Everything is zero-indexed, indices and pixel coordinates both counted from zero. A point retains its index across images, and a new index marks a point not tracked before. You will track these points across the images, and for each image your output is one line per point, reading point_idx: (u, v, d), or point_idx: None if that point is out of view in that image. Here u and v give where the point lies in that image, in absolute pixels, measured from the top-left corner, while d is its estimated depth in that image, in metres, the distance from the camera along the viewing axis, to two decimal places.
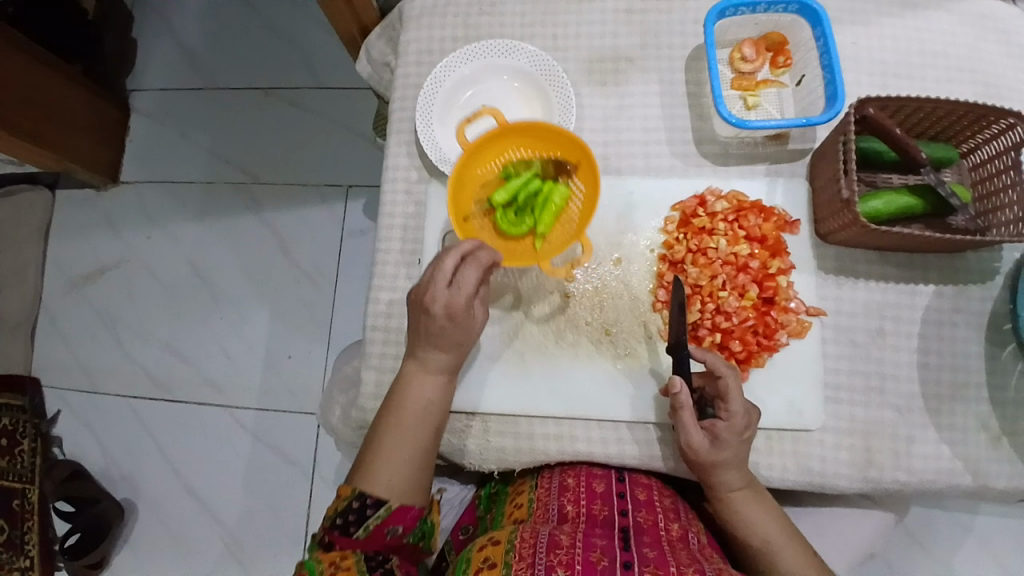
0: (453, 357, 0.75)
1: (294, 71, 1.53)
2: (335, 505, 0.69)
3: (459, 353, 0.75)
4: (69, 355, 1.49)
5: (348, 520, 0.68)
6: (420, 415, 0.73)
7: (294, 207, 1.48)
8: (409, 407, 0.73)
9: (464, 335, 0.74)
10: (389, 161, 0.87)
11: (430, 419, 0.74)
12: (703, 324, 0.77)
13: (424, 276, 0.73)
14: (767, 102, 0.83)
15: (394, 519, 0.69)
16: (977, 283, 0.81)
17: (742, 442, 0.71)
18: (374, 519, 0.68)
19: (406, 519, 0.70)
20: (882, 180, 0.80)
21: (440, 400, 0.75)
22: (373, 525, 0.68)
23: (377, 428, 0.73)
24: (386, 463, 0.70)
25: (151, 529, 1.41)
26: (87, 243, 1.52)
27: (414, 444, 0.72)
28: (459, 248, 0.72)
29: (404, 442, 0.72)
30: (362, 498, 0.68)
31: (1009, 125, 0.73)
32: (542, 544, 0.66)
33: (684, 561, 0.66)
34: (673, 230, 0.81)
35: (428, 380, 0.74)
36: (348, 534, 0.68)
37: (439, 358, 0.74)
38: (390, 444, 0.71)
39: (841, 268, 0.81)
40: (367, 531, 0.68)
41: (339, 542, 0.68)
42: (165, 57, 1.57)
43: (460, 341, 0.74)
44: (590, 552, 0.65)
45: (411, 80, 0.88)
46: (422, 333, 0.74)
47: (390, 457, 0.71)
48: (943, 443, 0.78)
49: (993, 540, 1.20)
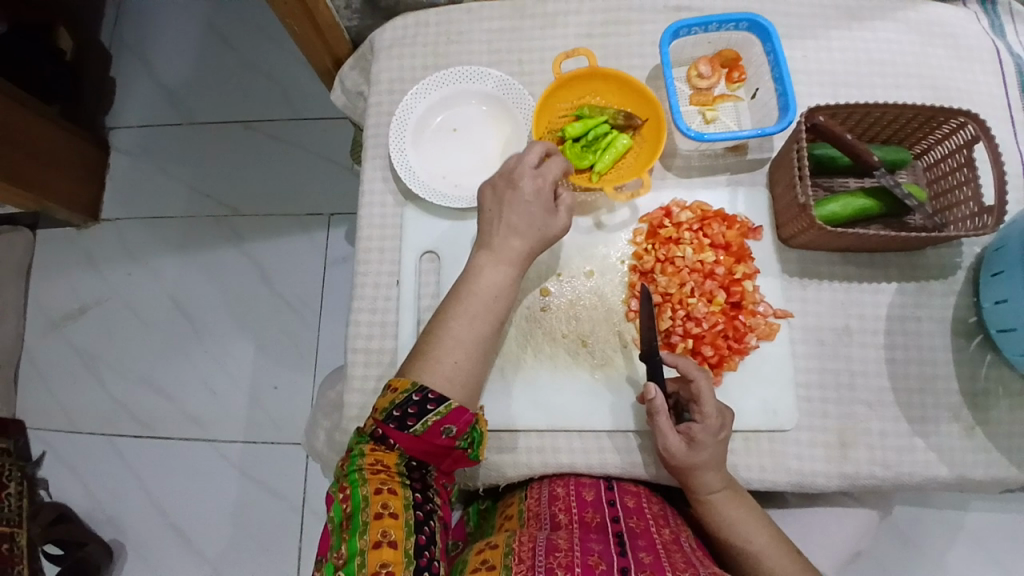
0: (521, 246, 0.75)
1: (273, 104, 1.56)
2: (391, 398, 0.67)
3: (527, 247, 0.75)
4: (53, 394, 1.48)
5: (406, 413, 0.66)
6: (490, 305, 0.73)
7: (277, 237, 1.50)
8: (479, 293, 0.73)
9: (533, 233, 0.75)
10: (364, 186, 0.89)
11: (497, 313, 0.73)
12: (675, 330, 0.79)
13: (510, 166, 0.77)
14: (725, 115, 0.87)
15: (451, 419, 0.67)
16: (937, 279, 0.84)
17: (718, 441, 0.73)
18: (433, 415, 0.67)
19: (461, 421, 0.67)
20: (839, 184, 0.84)
21: (508, 296, 0.74)
22: (431, 421, 0.67)
23: (446, 309, 0.73)
24: (452, 346, 0.70)
25: (139, 568, 1.38)
26: (70, 282, 1.52)
27: (478, 339, 0.71)
28: (546, 144, 0.78)
29: (471, 328, 0.71)
30: (423, 392, 0.66)
31: (960, 124, 0.77)
32: (541, 547, 0.67)
33: (680, 565, 0.68)
34: (641, 242, 0.84)
35: (499, 270, 0.74)
36: (404, 429, 0.66)
37: (512, 248, 0.75)
38: (458, 327, 0.71)
39: (805, 271, 0.84)
40: (425, 426, 0.67)
41: (391, 434, 0.66)
42: (144, 96, 1.59)
43: (529, 234, 0.75)
44: (588, 556, 0.66)
45: (384, 107, 0.91)
46: (497, 218, 0.75)
47: (456, 338, 0.71)
48: (916, 435, 0.80)
49: (982, 533, 1.21)
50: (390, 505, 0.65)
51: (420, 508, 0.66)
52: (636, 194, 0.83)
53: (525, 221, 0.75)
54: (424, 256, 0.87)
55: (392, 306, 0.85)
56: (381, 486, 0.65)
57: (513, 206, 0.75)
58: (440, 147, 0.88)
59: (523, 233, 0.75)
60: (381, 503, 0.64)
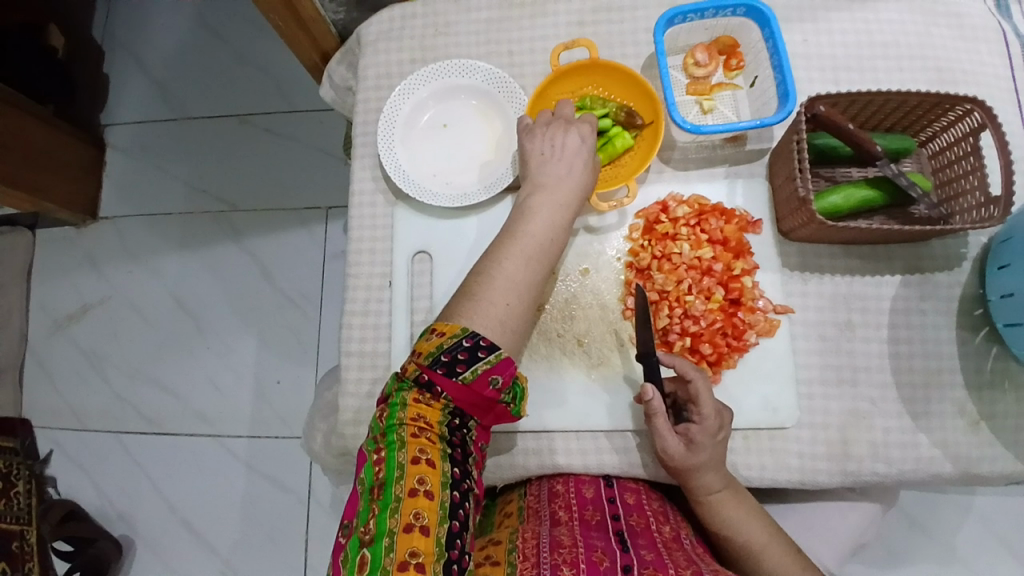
0: (575, 187, 0.75)
1: (265, 98, 1.54)
2: (438, 343, 0.62)
3: (578, 188, 0.75)
4: (57, 394, 1.48)
5: (455, 359, 0.61)
6: (542, 246, 0.71)
7: (274, 233, 1.48)
8: (532, 235, 0.71)
9: (583, 175, 0.76)
10: (354, 185, 0.87)
11: (548, 256, 0.71)
12: (673, 329, 0.78)
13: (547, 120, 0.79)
14: (722, 105, 0.85)
15: (500, 369, 0.63)
16: (942, 270, 0.82)
17: (717, 441, 0.72)
18: (484, 364, 0.62)
19: (508, 372, 0.63)
20: (841, 174, 0.81)
21: (558, 239, 0.73)
22: (481, 369, 0.62)
23: (497, 250, 0.70)
24: (505, 285, 0.67)
25: (148, 565, 1.40)
26: (70, 281, 1.52)
27: (530, 280, 0.69)
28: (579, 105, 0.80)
29: (524, 268, 0.69)
30: (474, 337, 0.62)
31: (966, 111, 0.75)
32: (545, 544, 0.67)
33: (681, 563, 0.67)
34: (637, 238, 0.82)
35: (552, 210, 0.73)
36: (452, 377, 0.61)
37: (564, 189, 0.74)
38: (511, 265, 0.69)
39: (805, 265, 0.82)
40: (474, 375, 0.62)
41: (438, 382, 0.62)
42: (136, 92, 1.57)
43: (580, 176, 0.76)
44: (592, 553, 0.66)
45: (372, 104, 0.89)
46: (549, 161, 0.76)
47: (510, 276, 0.68)
48: (920, 431, 0.78)
49: (990, 519, 1.20)
50: (426, 477, 0.59)
51: (456, 485, 0.61)
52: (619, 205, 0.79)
53: (575, 164, 0.76)
54: (416, 257, 0.86)
55: (385, 308, 0.84)
56: (419, 452, 0.60)
57: (567, 148, 0.76)
58: (430, 144, 0.86)
59: (575, 173, 0.76)
60: (416, 473, 0.59)
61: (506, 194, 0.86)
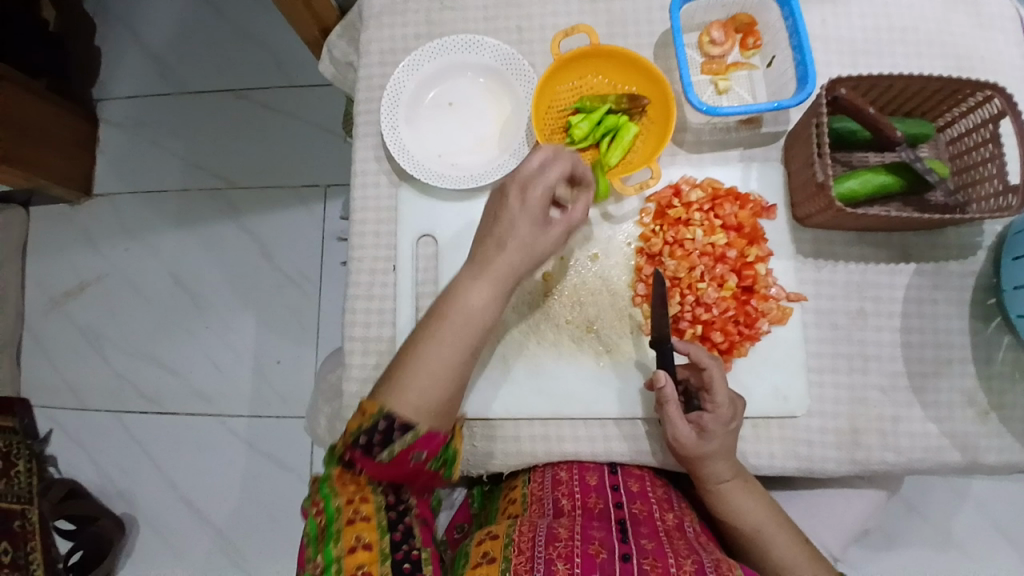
0: (513, 264, 0.68)
1: (263, 73, 1.50)
2: (359, 423, 0.64)
3: (515, 260, 0.68)
4: (57, 374, 1.47)
5: (373, 440, 0.63)
6: (465, 329, 0.67)
7: (274, 212, 1.46)
8: (454, 317, 0.67)
9: (525, 245, 0.68)
10: (358, 166, 0.85)
11: (474, 338, 0.67)
12: (684, 317, 0.76)
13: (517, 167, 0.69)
14: (738, 85, 0.82)
15: (420, 446, 0.64)
16: (956, 259, 0.80)
17: (730, 430, 0.71)
18: (400, 443, 0.63)
19: (431, 446, 0.65)
20: (858, 159, 0.79)
21: (487, 317, 0.67)
22: (398, 449, 0.63)
23: (422, 331, 0.67)
24: (423, 373, 0.65)
25: (151, 543, 1.40)
26: (67, 260, 1.50)
27: (450, 363, 0.66)
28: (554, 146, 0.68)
29: (445, 352, 0.66)
30: (389, 419, 0.63)
31: (985, 98, 0.72)
32: (540, 536, 0.66)
33: (682, 551, 0.67)
34: (649, 223, 0.80)
35: (481, 287, 0.67)
36: (371, 457, 0.63)
37: (498, 266, 0.67)
38: (430, 351, 0.66)
39: (819, 251, 0.80)
40: (392, 454, 0.63)
41: (358, 462, 0.64)
42: (130, 66, 1.53)
43: (522, 247, 0.67)
44: (588, 545, 0.66)
45: (375, 81, 0.86)
46: (487, 232, 0.69)
47: (427, 364, 0.65)
48: (929, 420, 0.78)
49: (988, 504, 1.21)
50: (363, 532, 0.62)
51: (396, 525, 0.64)
52: (646, 186, 0.77)
53: (520, 234, 0.67)
54: (421, 240, 0.84)
55: (389, 292, 0.82)
56: (353, 513, 0.63)
57: (503, 222, 0.68)
58: (435, 124, 0.83)
59: (511, 248, 0.67)
60: (353, 530, 0.61)
61: None
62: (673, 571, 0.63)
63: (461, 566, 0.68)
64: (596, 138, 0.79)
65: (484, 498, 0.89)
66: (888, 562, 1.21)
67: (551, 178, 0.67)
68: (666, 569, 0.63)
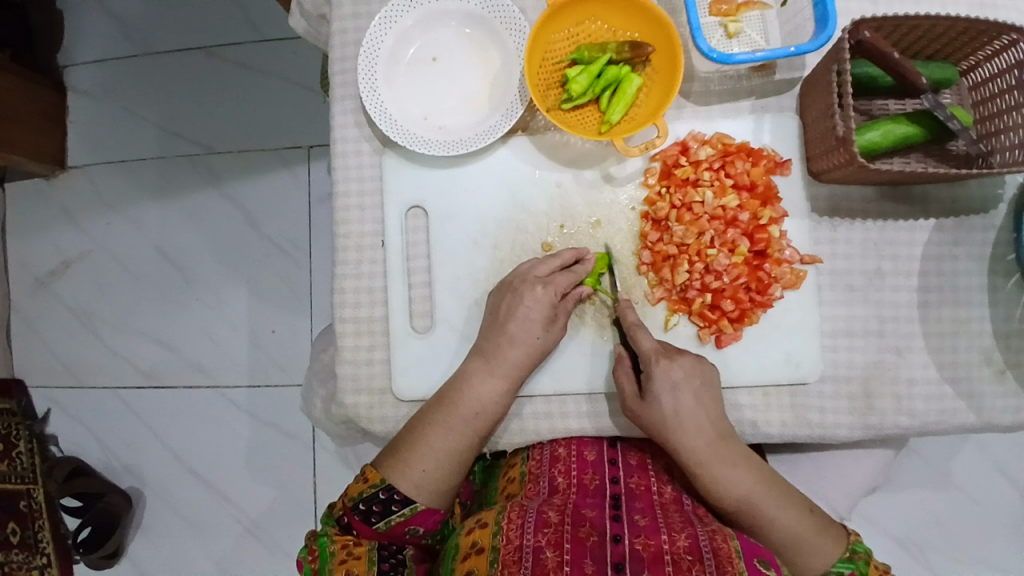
0: (519, 360, 0.72)
1: (232, 26, 1.39)
2: (361, 488, 0.71)
3: (523, 358, 0.72)
4: (50, 353, 1.44)
5: (371, 508, 0.70)
6: (472, 419, 0.71)
7: (256, 178, 1.38)
8: (463, 407, 0.71)
9: (533, 344, 0.72)
10: (336, 132, 0.78)
11: (479, 427, 0.72)
12: (693, 285, 0.72)
13: (521, 266, 0.75)
14: (750, 28, 0.74)
15: (417, 521, 0.71)
16: (978, 213, 0.75)
17: (675, 391, 0.69)
18: (398, 516, 0.70)
19: (428, 522, 0.71)
20: (878, 108, 0.73)
21: (493, 412, 0.72)
22: (395, 520, 0.70)
23: (428, 415, 0.72)
24: (428, 453, 0.70)
25: (161, 516, 1.41)
26: (46, 236, 1.44)
27: (453, 451, 0.71)
28: (561, 256, 0.73)
29: (452, 439, 0.71)
30: (390, 491, 0.69)
31: (1011, 42, 0.66)
32: (529, 522, 0.65)
33: (676, 525, 0.66)
34: (654, 184, 0.75)
35: (490, 382, 0.72)
36: (368, 523, 0.70)
37: (507, 360, 0.72)
38: (436, 436, 0.71)
39: (835, 209, 0.75)
40: (389, 524, 0.70)
41: (355, 525, 0.70)
42: (90, 25, 1.42)
43: (529, 346, 0.72)
44: (579, 528, 0.64)
45: (350, 36, 0.78)
46: (496, 327, 0.73)
47: (432, 447, 0.70)
48: (945, 382, 0.75)
49: (993, 446, 1.20)
50: (353, 568, 0.67)
51: (386, 559, 0.69)
52: (652, 146, 0.71)
53: (524, 330, 0.72)
54: (410, 211, 0.78)
55: (379, 269, 0.77)
56: (346, 554, 0.68)
57: (515, 317, 0.71)
58: (417, 82, 0.76)
59: (520, 344, 0.72)
60: (344, 568, 0.67)
61: (507, 139, 0.77)
62: (666, 549, 0.62)
63: (450, 557, 0.67)
64: (596, 93, 0.72)
65: (486, 473, 0.87)
66: (889, 506, 1.22)
67: (561, 286, 0.72)
68: (657, 548, 0.62)
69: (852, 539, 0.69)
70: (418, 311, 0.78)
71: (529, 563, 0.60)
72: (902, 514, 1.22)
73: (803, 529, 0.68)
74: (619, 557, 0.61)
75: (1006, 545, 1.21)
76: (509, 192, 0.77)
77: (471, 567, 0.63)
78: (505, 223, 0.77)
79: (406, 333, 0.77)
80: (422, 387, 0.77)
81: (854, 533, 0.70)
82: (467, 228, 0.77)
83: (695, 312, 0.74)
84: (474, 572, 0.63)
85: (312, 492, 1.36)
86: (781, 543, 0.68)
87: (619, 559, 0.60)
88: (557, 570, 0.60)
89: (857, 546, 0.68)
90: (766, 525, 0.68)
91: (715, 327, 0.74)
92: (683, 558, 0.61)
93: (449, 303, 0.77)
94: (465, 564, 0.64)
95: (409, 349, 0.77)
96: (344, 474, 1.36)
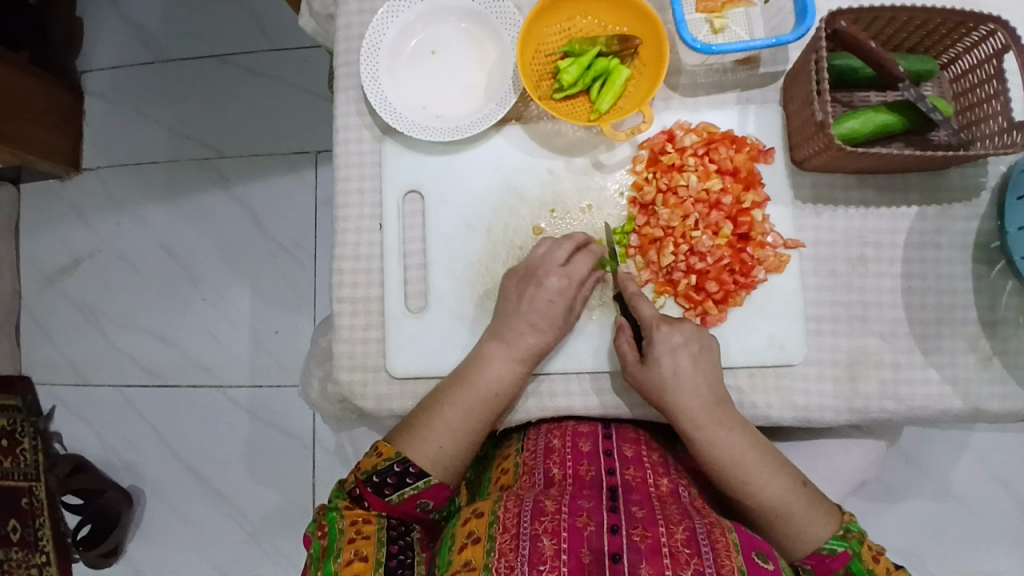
0: (535, 342, 0.74)
1: (246, 35, 1.44)
2: (376, 462, 0.71)
3: (541, 344, 0.75)
4: (57, 352, 1.46)
5: (385, 481, 0.71)
6: (489, 400, 0.74)
7: (263, 180, 1.42)
8: (480, 387, 0.74)
9: (551, 332, 0.75)
10: (338, 121, 0.82)
11: (495, 408, 0.74)
12: (677, 267, 0.75)
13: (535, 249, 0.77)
14: (735, 23, 0.78)
15: (428, 495, 0.72)
16: (961, 202, 0.77)
17: (675, 354, 0.71)
18: (411, 489, 0.71)
19: (438, 497, 0.73)
20: (859, 99, 0.75)
21: (508, 391, 0.75)
22: (408, 493, 0.71)
23: (443, 394, 0.74)
24: (445, 430, 0.72)
25: (159, 512, 1.42)
26: (58, 236, 1.48)
27: (469, 428, 0.73)
28: (574, 239, 0.76)
29: (470, 418, 0.73)
30: (406, 463, 0.70)
31: (989, 32, 0.69)
32: (526, 512, 0.66)
33: (674, 517, 0.66)
34: (641, 170, 0.77)
35: (508, 365, 0.74)
36: (381, 495, 0.71)
37: (527, 344, 0.74)
38: (452, 413, 0.73)
39: (818, 197, 0.78)
40: (401, 497, 0.71)
41: (367, 496, 0.71)
42: (108, 32, 1.48)
43: (547, 333, 0.75)
44: (575, 517, 0.65)
45: (354, 31, 0.82)
46: (515, 310, 0.75)
47: (449, 425, 0.72)
48: (931, 367, 0.76)
49: (990, 456, 1.20)
50: (361, 548, 0.67)
51: (394, 540, 0.69)
52: (638, 131, 0.75)
53: (547, 313, 0.74)
54: (408, 196, 0.81)
55: (377, 251, 0.80)
56: (355, 533, 0.68)
57: (535, 303, 0.74)
58: (418, 72, 0.79)
59: (540, 329, 0.75)
60: (353, 547, 0.67)
61: (501, 128, 0.80)
62: (664, 541, 0.63)
63: (448, 547, 0.68)
64: (586, 84, 0.75)
65: (480, 464, 0.88)
66: (887, 514, 1.21)
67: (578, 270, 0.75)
68: (655, 540, 0.63)
69: (846, 518, 0.69)
70: (413, 292, 0.80)
71: (526, 552, 0.62)
72: (899, 522, 1.21)
73: (795, 500, 0.69)
74: (616, 547, 0.62)
75: (1005, 553, 1.19)
76: (503, 178, 0.80)
77: (469, 557, 0.64)
78: (498, 207, 0.80)
79: (401, 312, 0.79)
80: (417, 365, 0.79)
81: (849, 513, 0.70)
82: (462, 212, 0.80)
83: (681, 294, 0.76)
84: (471, 562, 0.64)
85: (310, 488, 1.37)
86: (773, 512, 0.69)
87: (617, 550, 0.62)
88: (554, 559, 0.61)
89: (850, 526, 0.69)
90: (758, 493, 0.69)
91: (700, 309, 0.76)
92: (680, 550, 0.62)
93: (443, 284, 0.80)
94: (463, 554, 0.65)
95: (403, 327, 0.79)
96: (342, 471, 1.36)
